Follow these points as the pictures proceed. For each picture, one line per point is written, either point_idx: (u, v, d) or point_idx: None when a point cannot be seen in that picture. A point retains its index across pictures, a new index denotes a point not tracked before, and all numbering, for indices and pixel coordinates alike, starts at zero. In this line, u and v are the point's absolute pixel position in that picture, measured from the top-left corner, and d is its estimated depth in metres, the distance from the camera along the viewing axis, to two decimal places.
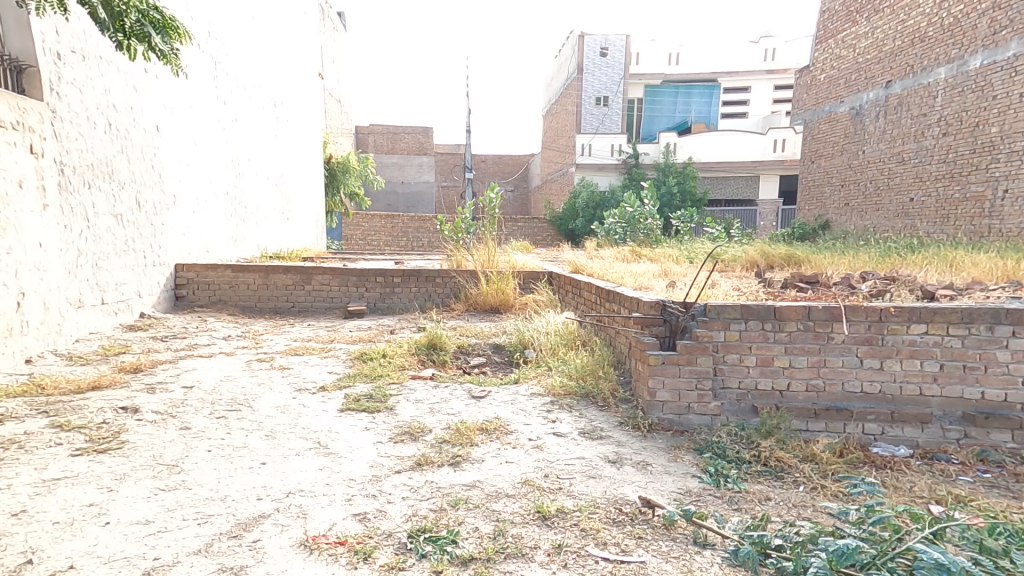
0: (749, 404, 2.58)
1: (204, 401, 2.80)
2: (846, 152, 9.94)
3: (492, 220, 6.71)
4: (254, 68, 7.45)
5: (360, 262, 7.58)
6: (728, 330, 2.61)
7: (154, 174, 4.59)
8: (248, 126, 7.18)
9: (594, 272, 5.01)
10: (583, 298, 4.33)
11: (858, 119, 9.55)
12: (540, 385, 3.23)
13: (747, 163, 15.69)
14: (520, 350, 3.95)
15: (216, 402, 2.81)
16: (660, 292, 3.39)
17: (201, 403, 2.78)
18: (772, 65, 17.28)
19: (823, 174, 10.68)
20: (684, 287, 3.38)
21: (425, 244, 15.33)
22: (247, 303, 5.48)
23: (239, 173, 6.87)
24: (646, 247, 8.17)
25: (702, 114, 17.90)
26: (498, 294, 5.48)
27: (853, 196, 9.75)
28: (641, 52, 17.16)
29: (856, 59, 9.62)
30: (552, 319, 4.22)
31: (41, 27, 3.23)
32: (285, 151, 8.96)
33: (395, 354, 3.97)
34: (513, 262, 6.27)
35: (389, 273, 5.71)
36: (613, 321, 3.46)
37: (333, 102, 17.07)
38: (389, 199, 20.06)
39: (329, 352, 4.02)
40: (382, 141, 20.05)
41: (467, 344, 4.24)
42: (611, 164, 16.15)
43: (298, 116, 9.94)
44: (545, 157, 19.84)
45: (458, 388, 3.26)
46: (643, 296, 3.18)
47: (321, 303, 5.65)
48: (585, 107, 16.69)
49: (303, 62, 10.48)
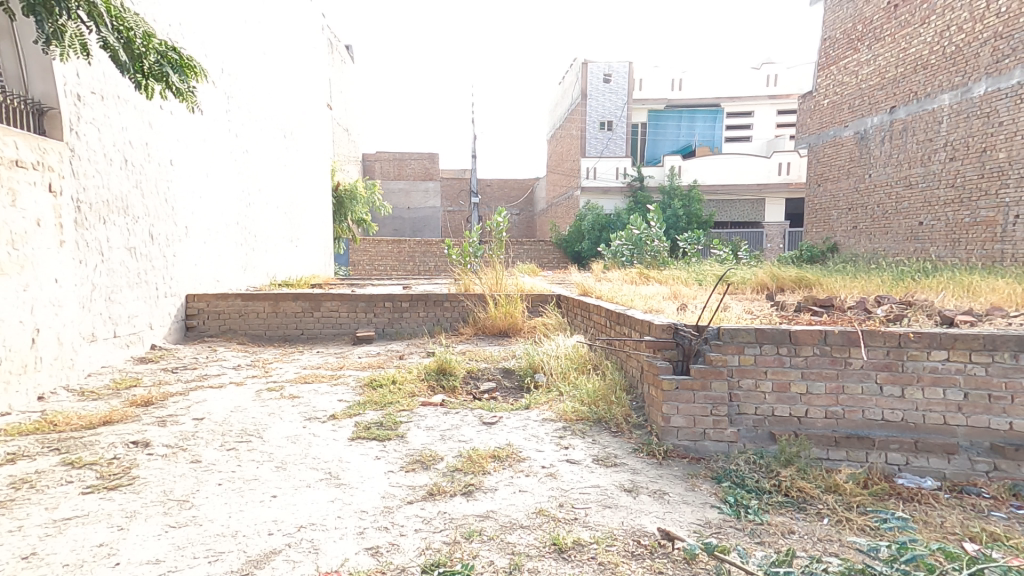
0: (766, 430, 2.53)
1: (215, 433, 2.78)
2: (852, 176, 9.97)
3: (500, 244, 6.75)
4: (265, 101, 7.64)
5: (368, 287, 7.63)
6: (742, 354, 2.58)
7: (167, 208, 4.67)
8: (258, 158, 7.33)
9: (603, 295, 5.00)
10: (593, 324, 4.31)
11: (863, 143, 9.61)
12: (551, 410, 3.18)
13: (752, 186, 15.76)
14: (530, 374, 3.92)
15: (227, 434, 2.79)
16: (671, 315, 3.37)
17: (211, 435, 2.76)
18: (774, 90, 17.52)
19: (829, 198, 10.70)
20: (695, 311, 3.36)
21: (432, 268, 15.40)
22: (256, 331, 5.50)
23: (249, 203, 6.97)
24: (654, 268, 8.16)
25: (705, 138, 18.10)
26: (506, 317, 5.47)
27: (860, 218, 9.75)
28: (644, 78, 17.46)
29: (859, 85, 9.73)
30: (562, 342, 4.19)
31: (63, 70, 3.34)
32: (294, 179, 9.12)
33: (405, 380, 3.94)
34: (521, 284, 6.26)
35: (397, 297, 5.72)
36: (624, 344, 3.44)
37: (341, 132, 17.40)
38: (396, 224, 20.29)
39: (338, 379, 4.00)
40: (389, 168, 20.33)
41: (476, 368, 4.21)
42: (616, 187, 16.27)
43: (307, 145, 10.14)
44: (550, 181, 20.05)
45: (469, 414, 3.22)
46: (654, 319, 3.16)
47: (330, 329, 5.66)
48: (589, 132, 16.92)
49: (312, 94, 10.74)
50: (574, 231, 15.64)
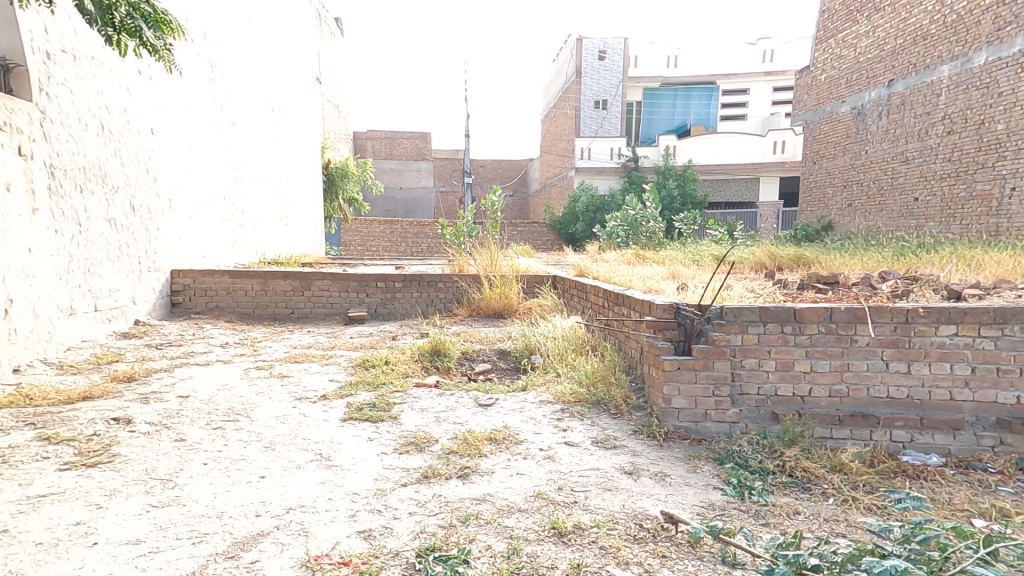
0: (769, 410, 2.48)
1: (200, 411, 2.69)
2: (848, 152, 9.87)
3: (495, 224, 6.64)
4: (251, 72, 7.39)
5: (360, 267, 7.49)
6: (745, 333, 2.52)
7: (149, 178, 4.50)
8: (245, 131, 7.10)
9: (600, 275, 4.92)
10: (590, 303, 4.24)
11: (861, 119, 9.50)
12: (549, 393, 3.11)
13: (748, 165, 15.64)
14: (526, 356, 3.86)
15: (213, 413, 2.69)
16: (672, 294, 3.30)
17: (196, 413, 2.66)
18: (771, 66, 17.28)
19: (824, 175, 10.62)
20: (696, 290, 3.28)
21: (424, 249, 15.23)
22: (245, 310, 5.37)
23: (236, 178, 6.77)
24: (649, 249, 8.09)
25: (701, 116, 17.90)
26: (501, 298, 5.40)
27: (856, 196, 9.69)
28: (640, 54, 17.16)
29: (857, 59, 9.58)
30: (559, 323, 4.12)
31: (29, 25, 3.15)
32: (282, 156, 8.89)
33: (398, 361, 3.85)
34: (516, 265, 6.16)
35: (390, 278, 5.62)
36: (623, 325, 3.37)
37: (330, 108, 17.03)
38: (388, 205, 20.03)
39: (330, 359, 3.91)
40: (380, 146, 19.96)
41: (471, 350, 4.15)
42: (611, 168, 16.09)
43: (296, 121, 9.88)
44: (544, 161, 19.82)
45: (465, 396, 3.14)
46: (654, 299, 3.08)
47: (321, 309, 5.55)
48: (584, 110, 16.67)
49: (300, 67, 10.45)
50: (568, 213, 15.50)
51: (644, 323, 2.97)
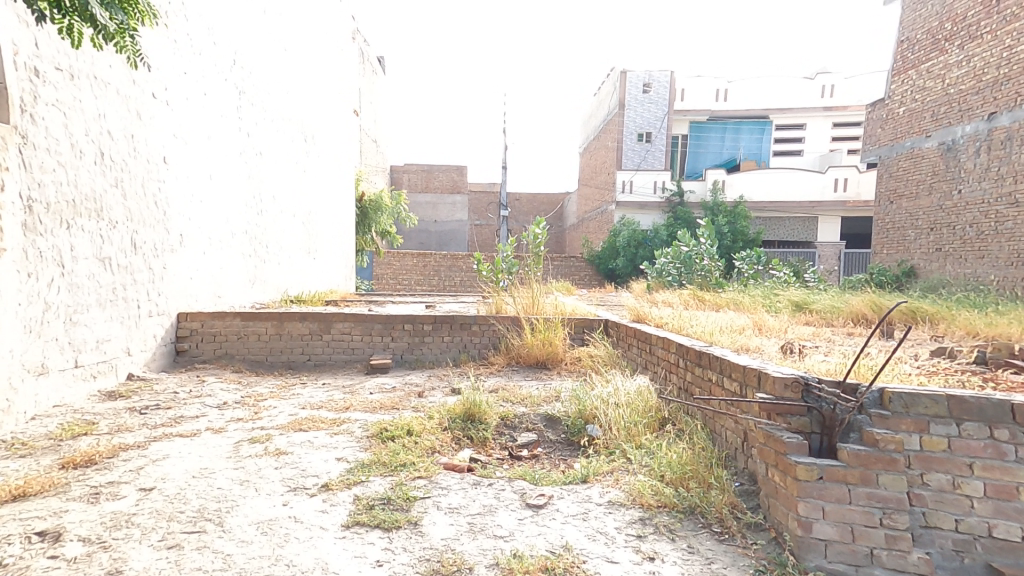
0: (980, 560, 1.65)
1: (158, 517, 2.03)
2: (936, 191, 8.91)
3: (537, 260, 5.94)
4: (283, 102, 7.15)
5: (389, 305, 6.95)
6: (926, 433, 1.73)
7: (156, 212, 4.06)
8: (273, 161, 6.79)
9: (664, 322, 4.20)
10: (658, 358, 3.48)
11: (951, 155, 8.54)
12: (619, 488, 2.30)
13: (805, 204, 14.71)
14: (582, 427, 3.12)
15: (175, 519, 2.02)
16: (785, 359, 2.49)
17: (152, 520, 2.00)
18: (829, 101, 16.45)
19: (904, 216, 9.61)
20: (818, 357, 2.47)
21: (457, 283, 14.80)
22: (256, 356, 4.88)
23: (261, 210, 6.41)
24: (708, 292, 7.28)
25: (751, 151, 17.10)
26: (545, 345, 4.70)
27: (946, 240, 8.67)
28: (687, 87, 16.64)
29: (947, 91, 8.70)
30: (621, 384, 3.33)
31: (13, 36, 2.73)
32: (314, 186, 8.60)
33: (423, 431, 3.13)
34: (560, 306, 5.49)
35: (419, 319, 5.04)
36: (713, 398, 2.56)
37: (368, 142, 17.06)
38: (422, 237, 19.79)
39: (342, 426, 3.23)
40: (416, 180, 19.82)
41: (512, 415, 3.42)
42: (653, 202, 15.40)
43: (331, 152, 9.67)
44: (582, 194, 19.30)
45: (507, 490, 2.38)
46: (764, 366, 2.28)
47: (341, 355, 5.03)
48: (626, 142, 16.14)
49: (339, 98, 10.33)
50: (608, 248, 14.86)
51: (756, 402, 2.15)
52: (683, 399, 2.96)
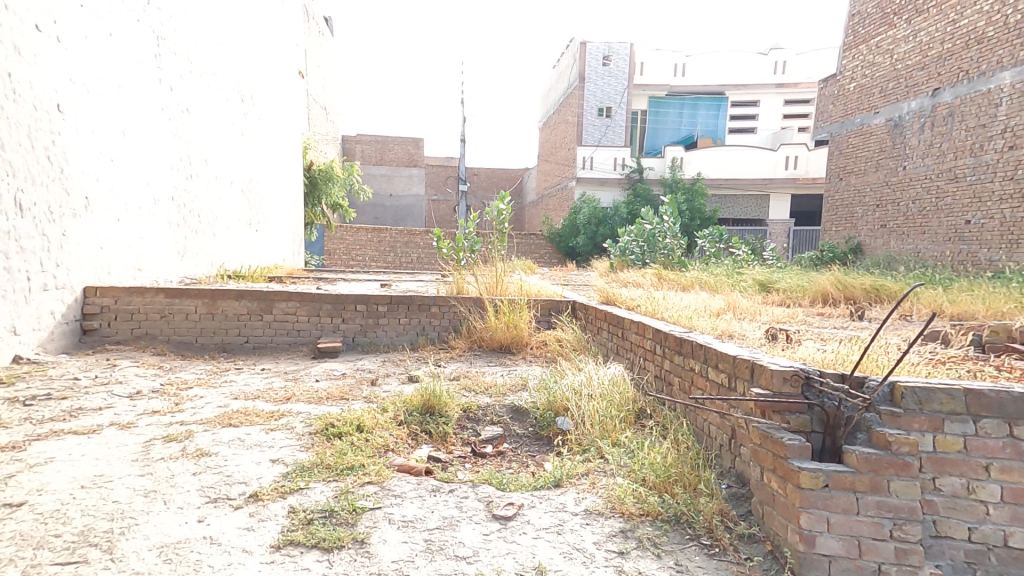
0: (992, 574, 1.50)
1: (23, 546, 1.64)
2: (883, 168, 9.12)
3: (502, 238, 5.61)
4: (217, 55, 6.55)
5: (340, 283, 6.47)
6: (941, 433, 1.54)
7: (50, 169, 3.65)
8: (205, 120, 6.23)
9: (633, 305, 4.04)
10: (632, 342, 3.28)
11: (898, 131, 8.72)
12: (596, 493, 2.05)
13: (758, 181, 14.93)
14: (551, 420, 2.91)
15: (46, 547, 1.64)
16: (774, 347, 2.27)
17: (15, 550, 1.62)
18: (783, 78, 16.64)
19: (853, 192, 9.82)
20: (810, 345, 2.27)
21: (414, 260, 14.31)
22: (183, 337, 4.40)
23: (190, 174, 5.90)
24: (670, 270, 7.23)
25: (708, 128, 17.19)
26: (509, 330, 4.49)
27: (890, 216, 8.92)
28: (646, 61, 16.44)
29: (894, 66, 8.84)
30: (595, 372, 3.13)
31: None
32: (256, 152, 7.99)
33: (377, 426, 2.78)
34: (525, 287, 5.30)
35: (373, 300, 4.67)
36: (701, 392, 2.34)
37: (316, 108, 16.04)
38: (377, 212, 19.01)
39: (280, 420, 2.84)
40: (370, 151, 18.92)
41: (475, 407, 3.17)
42: (613, 179, 15.31)
43: (276, 115, 9.01)
44: (542, 171, 19.01)
45: (470, 496, 2.10)
46: (756, 356, 2.04)
47: (285, 338, 4.61)
48: (586, 118, 15.88)
49: (281, 56, 9.55)
50: (568, 225, 14.71)
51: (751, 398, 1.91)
52: (664, 390, 2.75)
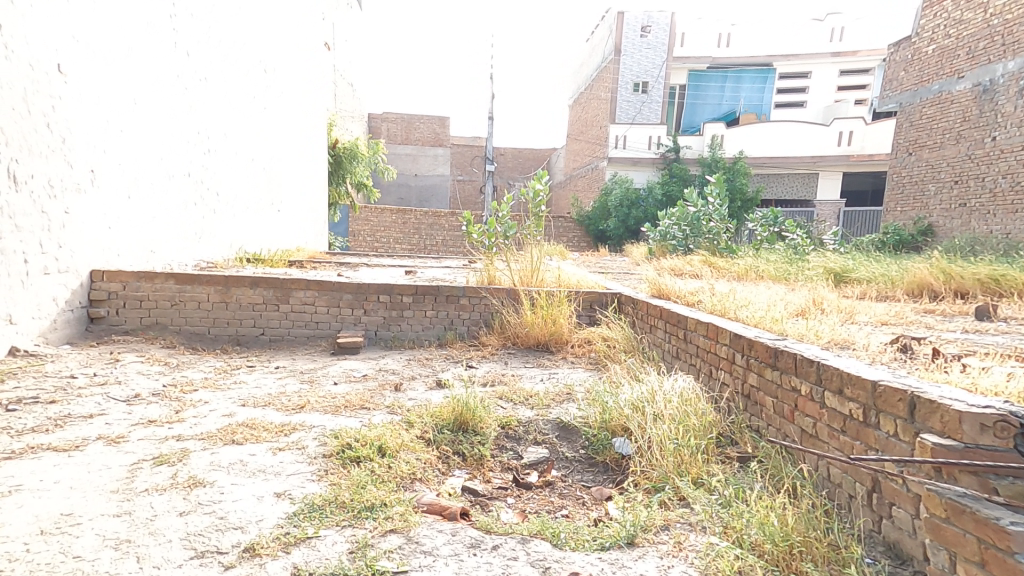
0: None
1: None
2: (965, 139, 8.23)
3: (537, 222, 5.07)
4: (237, 21, 6.14)
5: (363, 269, 6.11)
6: None
7: (48, 137, 3.28)
8: (223, 90, 5.84)
9: (693, 297, 3.53)
10: (701, 347, 2.74)
11: (987, 96, 7.83)
12: (685, 564, 1.54)
13: (806, 159, 13.94)
14: (608, 444, 2.44)
15: None
16: (924, 368, 1.67)
17: None
18: (839, 47, 15.39)
19: (925, 168, 8.95)
20: (984, 370, 1.65)
21: (439, 243, 13.95)
22: (196, 328, 4.05)
23: (208, 149, 5.53)
24: (719, 256, 6.65)
25: (752, 103, 16.13)
26: (546, 324, 4.13)
27: (972, 193, 8.10)
28: (687, 32, 15.45)
29: (988, 23, 7.87)
30: (657, 382, 2.62)
31: None
32: (279, 128, 7.62)
33: (401, 447, 2.36)
34: (563, 278, 4.89)
35: (396, 290, 4.30)
36: (817, 426, 1.78)
37: (341, 86, 15.60)
38: (401, 192, 18.64)
39: (290, 436, 2.43)
40: (395, 130, 18.45)
41: (514, 421, 2.73)
42: (648, 158, 14.51)
43: (299, 88, 8.61)
44: (571, 150, 18.27)
45: (519, 557, 1.63)
46: (915, 382, 1.46)
47: (303, 330, 4.25)
48: (621, 92, 15.02)
49: (308, 27, 9.12)
50: (598, 208, 14.17)
51: (915, 447, 1.34)
52: (753, 413, 2.20)
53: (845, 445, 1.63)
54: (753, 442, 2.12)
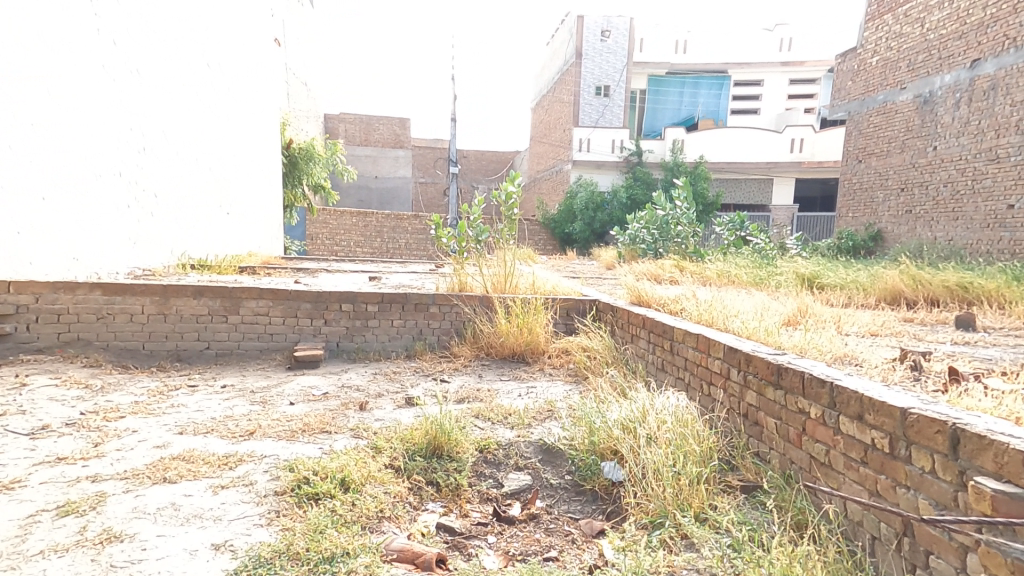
0: None
1: None
2: (909, 149, 8.55)
3: (510, 227, 4.89)
4: (173, 8, 5.67)
5: (323, 275, 5.73)
6: None
7: None
8: (158, 83, 5.36)
9: (674, 305, 3.41)
10: (692, 360, 2.58)
11: (928, 107, 8.14)
12: None
13: (761, 164, 14.30)
14: (597, 471, 2.23)
15: None
16: (951, 394, 1.50)
17: None
18: (788, 56, 15.99)
19: (873, 175, 9.27)
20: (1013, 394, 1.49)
21: (402, 246, 13.53)
22: (127, 344, 3.61)
23: (143, 147, 5.06)
24: (689, 261, 6.65)
25: (710, 108, 16.48)
26: (522, 333, 3.96)
27: (917, 201, 8.40)
28: (646, 37, 15.65)
29: (925, 36, 8.22)
30: (646, 399, 2.43)
31: None
32: (226, 126, 7.13)
33: (365, 477, 2.07)
34: (537, 284, 4.71)
35: (360, 298, 4.00)
36: (830, 453, 1.57)
37: (295, 84, 14.98)
38: (361, 195, 18.08)
39: (234, 469, 2.10)
40: (353, 131, 17.88)
41: (493, 444, 2.49)
42: (611, 162, 14.56)
43: (248, 85, 8.12)
44: (535, 153, 18.20)
45: None
46: (956, 411, 1.28)
47: (254, 343, 3.87)
48: (584, 96, 15.04)
49: (256, 19, 8.62)
50: (563, 211, 14.11)
51: (962, 490, 1.16)
52: (753, 434, 2.01)
53: (865, 479, 1.43)
54: (756, 468, 1.92)
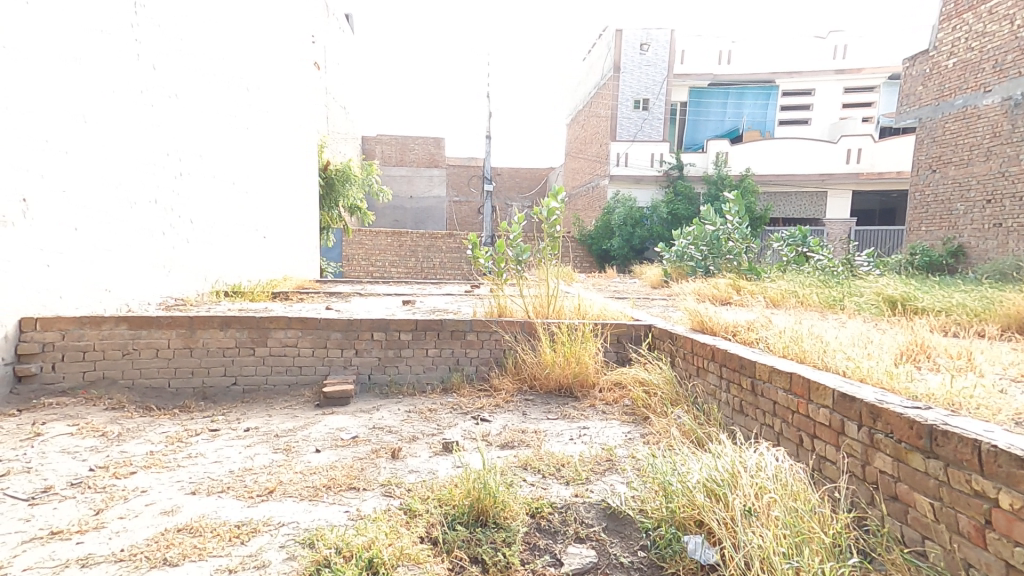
0: None
1: None
2: (996, 156, 7.79)
3: (553, 245, 4.52)
4: (214, 34, 5.69)
5: (357, 300, 5.50)
6: None
7: None
8: (198, 108, 5.33)
9: (749, 334, 2.95)
10: (783, 406, 2.12)
11: (1019, 111, 7.40)
12: None
13: (814, 176, 13.54)
14: (678, 548, 1.78)
15: None
16: None
17: None
18: (843, 64, 15.17)
19: (952, 185, 8.53)
20: None
21: (437, 266, 13.38)
22: (152, 381, 3.41)
23: (179, 171, 4.98)
24: (747, 279, 6.13)
25: (756, 119, 15.86)
26: (569, 363, 3.57)
27: (1007, 214, 7.62)
28: (687, 49, 15.21)
29: (1015, 35, 7.48)
30: (733, 453, 1.96)
31: None
32: (264, 149, 7.12)
33: (398, 558, 1.70)
34: (583, 307, 4.32)
35: (393, 325, 3.70)
36: None
37: (335, 108, 15.22)
38: (396, 214, 18.15)
39: (245, 545, 1.78)
40: (390, 152, 18.05)
41: (547, 506, 2.07)
42: (650, 176, 14.08)
43: (287, 110, 8.17)
44: (571, 169, 17.89)
45: None
46: None
47: (283, 377, 3.61)
48: (622, 110, 14.68)
49: (296, 45, 8.70)
50: (600, 226, 13.68)
51: None
52: (891, 514, 1.53)
53: None
54: (907, 565, 1.42)
